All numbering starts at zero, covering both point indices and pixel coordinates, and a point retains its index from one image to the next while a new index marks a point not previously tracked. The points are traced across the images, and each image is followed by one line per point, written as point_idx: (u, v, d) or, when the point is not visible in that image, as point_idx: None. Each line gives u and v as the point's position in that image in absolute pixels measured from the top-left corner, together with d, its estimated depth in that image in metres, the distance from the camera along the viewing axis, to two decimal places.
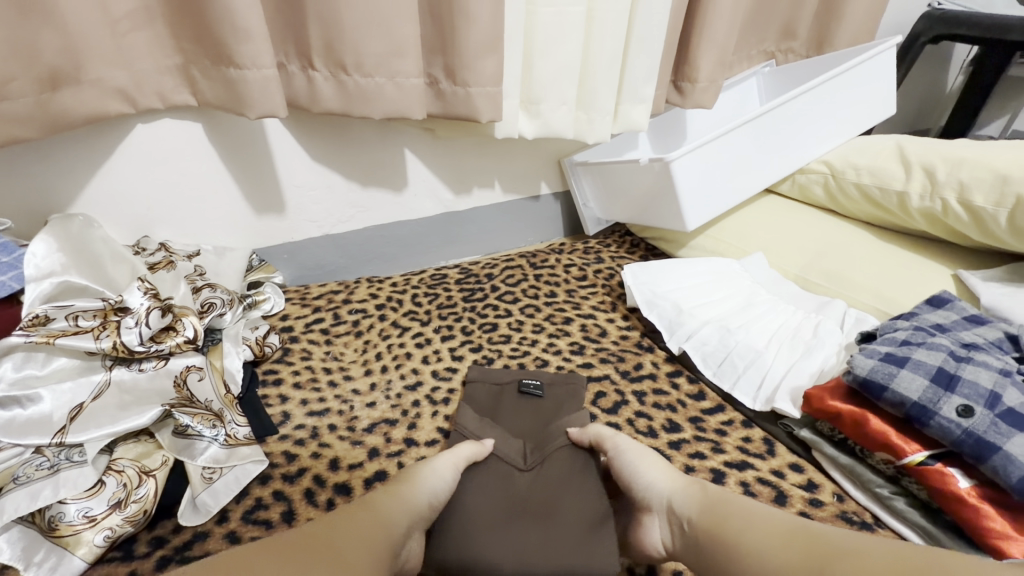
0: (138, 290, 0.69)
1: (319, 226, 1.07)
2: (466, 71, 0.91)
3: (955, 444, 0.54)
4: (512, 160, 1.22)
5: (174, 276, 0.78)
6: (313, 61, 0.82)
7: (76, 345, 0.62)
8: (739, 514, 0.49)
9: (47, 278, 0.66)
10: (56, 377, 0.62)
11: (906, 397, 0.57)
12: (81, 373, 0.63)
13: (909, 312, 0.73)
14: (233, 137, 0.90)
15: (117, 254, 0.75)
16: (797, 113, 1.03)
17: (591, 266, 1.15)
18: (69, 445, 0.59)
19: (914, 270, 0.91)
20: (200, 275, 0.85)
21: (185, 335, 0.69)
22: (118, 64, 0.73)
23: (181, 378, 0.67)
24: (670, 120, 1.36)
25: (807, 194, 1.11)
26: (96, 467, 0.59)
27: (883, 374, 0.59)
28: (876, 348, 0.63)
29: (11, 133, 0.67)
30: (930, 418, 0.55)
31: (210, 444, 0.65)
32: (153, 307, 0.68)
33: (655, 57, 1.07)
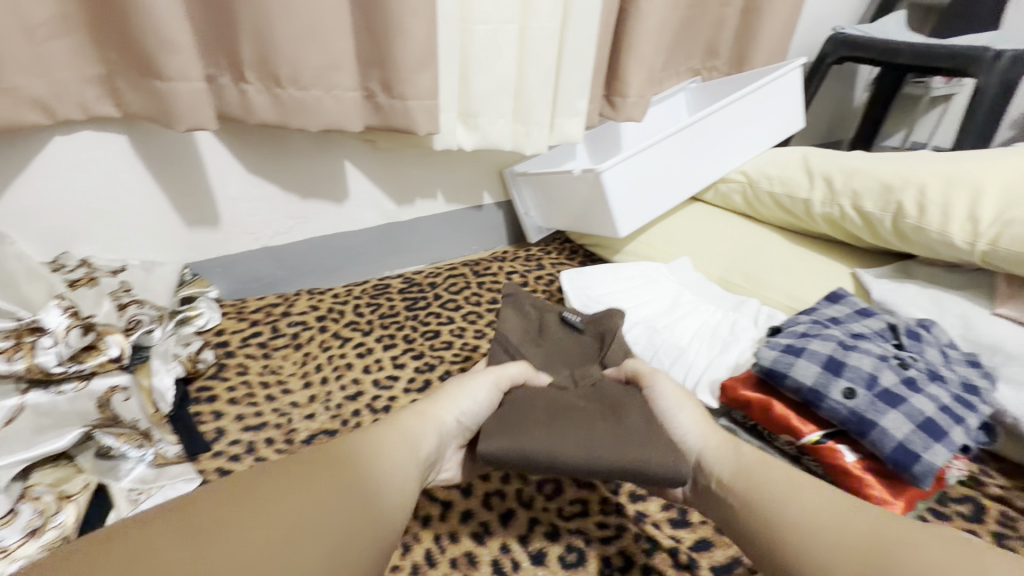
0: (55, 308, 0.65)
1: (256, 238, 1.05)
2: (404, 85, 0.92)
3: (842, 423, 0.61)
4: (454, 171, 1.25)
5: (96, 293, 0.77)
6: (246, 73, 0.82)
7: None
8: (773, 489, 0.51)
9: None
10: None
11: (802, 382, 0.63)
12: None
13: (810, 307, 0.81)
14: (161, 149, 0.88)
15: (32, 271, 0.73)
16: (716, 127, 1.12)
17: (532, 273, 1.20)
18: None
19: (819, 270, 1.00)
20: (126, 291, 0.82)
21: (109, 353, 0.67)
22: (33, 73, 0.70)
23: (104, 399, 0.65)
24: (605, 133, 1.43)
25: (728, 202, 1.20)
26: (10, 493, 0.57)
27: (783, 363, 0.65)
28: (779, 341, 0.70)
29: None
30: (822, 400, 0.62)
31: (137, 464, 0.64)
32: (72, 326, 0.65)
33: (587, 74, 1.13)
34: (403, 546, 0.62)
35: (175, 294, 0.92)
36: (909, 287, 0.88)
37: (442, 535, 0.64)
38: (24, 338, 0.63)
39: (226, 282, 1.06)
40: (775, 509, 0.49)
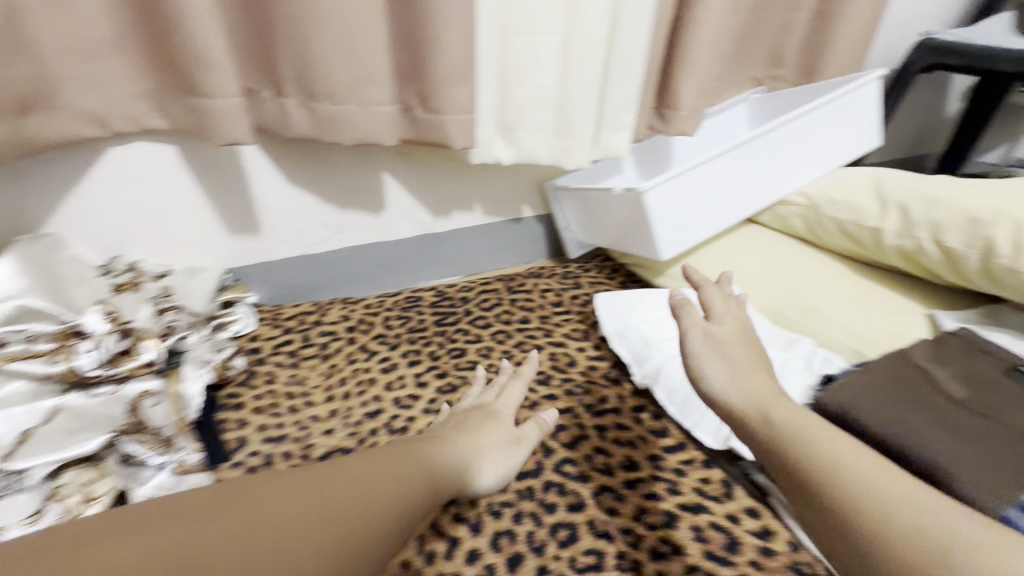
0: (98, 313, 0.72)
1: (295, 246, 1.07)
2: (439, 99, 0.90)
3: None
4: (493, 184, 1.22)
5: (138, 298, 0.79)
6: (284, 88, 0.82)
7: (32, 369, 0.65)
8: (841, 463, 0.50)
9: (7, 300, 0.67)
10: (9, 400, 0.65)
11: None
12: (32, 397, 0.66)
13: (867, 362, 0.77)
14: (208, 160, 0.90)
15: (79, 274, 0.77)
16: (773, 144, 1.03)
17: (568, 291, 1.15)
18: (16, 472, 0.61)
19: (889, 308, 0.89)
20: (166, 297, 0.83)
21: (144, 359, 0.72)
22: (90, 90, 0.75)
23: (134, 404, 0.69)
24: (656, 147, 1.36)
25: (787, 225, 1.11)
26: (42, 492, 0.61)
27: None
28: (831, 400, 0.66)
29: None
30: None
31: (158, 472, 0.67)
32: (112, 331, 0.71)
33: (632, 85, 1.07)
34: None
35: (214, 297, 0.93)
36: (1002, 335, 0.76)
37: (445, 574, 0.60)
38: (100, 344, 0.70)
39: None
40: (837, 474, 0.49)
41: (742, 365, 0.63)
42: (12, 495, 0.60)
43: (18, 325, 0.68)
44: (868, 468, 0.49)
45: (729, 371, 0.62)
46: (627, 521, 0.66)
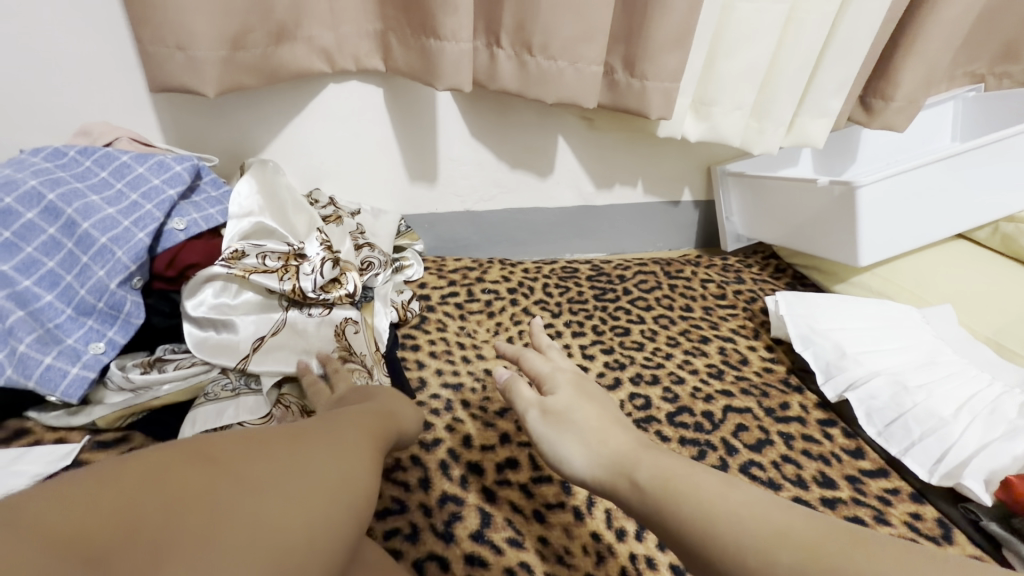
0: (316, 241, 0.76)
1: (463, 201, 1.08)
2: (648, 63, 0.85)
3: None
4: (662, 162, 1.15)
5: (341, 231, 0.84)
6: (501, 38, 0.80)
7: (265, 283, 0.69)
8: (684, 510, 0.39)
9: (245, 217, 0.73)
10: (243, 309, 0.70)
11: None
12: (262, 309, 0.71)
13: None
14: (406, 106, 0.92)
15: (297, 202, 0.80)
16: (1013, 150, 0.89)
17: (731, 285, 1.08)
18: (249, 374, 0.67)
19: None
20: (361, 233, 0.90)
21: (347, 289, 0.74)
22: (326, 25, 0.76)
23: (341, 328, 0.73)
24: (842, 141, 1.23)
25: (1012, 246, 0.97)
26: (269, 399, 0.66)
27: None
28: None
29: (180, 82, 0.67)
30: None
31: None
32: (326, 258, 0.74)
33: (852, 67, 0.96)
34: (598, 555, 0.57)
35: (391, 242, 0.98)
36: None
37: (637, 555, 0.57)
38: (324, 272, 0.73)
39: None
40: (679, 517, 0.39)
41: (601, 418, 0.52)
42: (242, 399, 0.66)
43: (256, 241, 0.72)
44: (705, 494, 0.39)
45: (583, 446, 0.49)
46: None
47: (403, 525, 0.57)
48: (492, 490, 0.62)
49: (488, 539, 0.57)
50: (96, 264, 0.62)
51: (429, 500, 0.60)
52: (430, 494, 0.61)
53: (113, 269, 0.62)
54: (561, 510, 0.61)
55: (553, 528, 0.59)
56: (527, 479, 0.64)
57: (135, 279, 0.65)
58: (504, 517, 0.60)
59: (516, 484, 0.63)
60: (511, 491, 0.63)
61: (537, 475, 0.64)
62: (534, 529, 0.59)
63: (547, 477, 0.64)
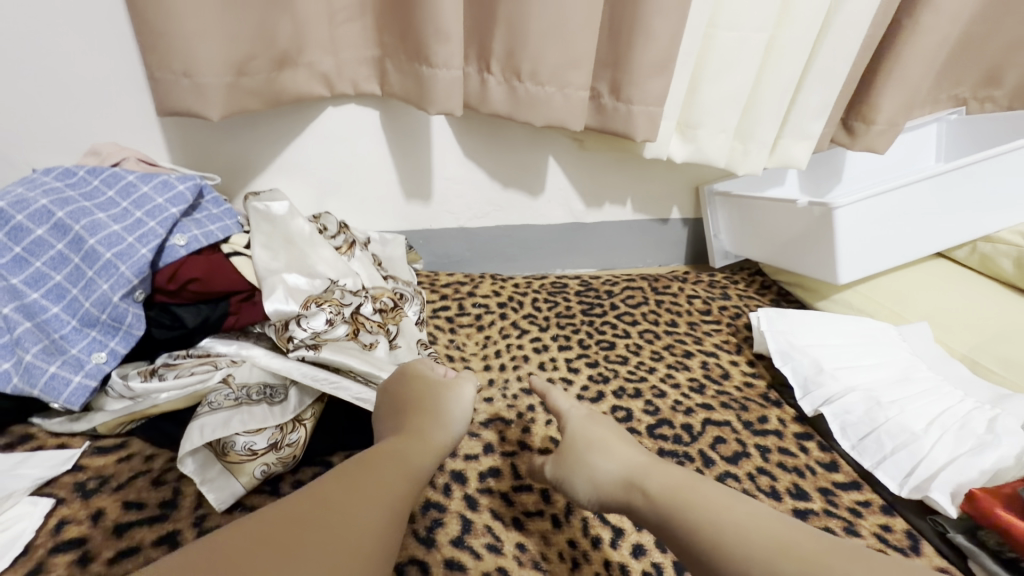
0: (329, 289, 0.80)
1: (456, 218, 1.11)
2: (633, 88, 0.89)
3: None
4: (651, 182, 1.18)
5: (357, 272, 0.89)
6: (492, 64, 0.85)
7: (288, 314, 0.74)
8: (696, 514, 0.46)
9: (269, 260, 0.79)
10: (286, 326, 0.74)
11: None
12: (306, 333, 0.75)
13: None
14: (402, 127, 0.96)
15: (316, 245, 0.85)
16: (988, 172, 0.92)
17: (717, 301, 1.10)
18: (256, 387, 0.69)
19: None
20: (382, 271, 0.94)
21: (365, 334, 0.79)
22: (326, 52, 0.80)
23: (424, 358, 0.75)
24: (828, 162, 1.26)
25: (989, 266, 0.99)
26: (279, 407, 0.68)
27: None
28: None
29: (186, 105, 0.71)
30: None
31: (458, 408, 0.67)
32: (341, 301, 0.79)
33: (832, 91, 0.99)
34: (573, 561, 0.59)
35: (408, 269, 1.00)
36: None
37: (611, 562, 0.60)
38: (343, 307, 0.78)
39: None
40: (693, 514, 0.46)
41: (605, 440, 0.60)
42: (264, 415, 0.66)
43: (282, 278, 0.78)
44: (716, 504, 0.46)
45: (602, 459, 0.57)
46: None
47: None
48: (474, 497, 0.65)
49: (468, 544, 0.59)
50: (101, 278, 0.65)
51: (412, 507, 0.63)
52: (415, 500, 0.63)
53: (116, 283, 0.65)
54: (540, 517, 0.63)
55: (531, 535, 0.61)
56: (508, 488, 0.66)
57: (137, 293, 0.68)
58: (484, 524, 0.62)
59: (497, 492, 0.66)
60: (492, 499, 0.65)
61: (517, 484, 0.67)
62: (512, 535, 0.61)
63: (527, 486, 0.67)
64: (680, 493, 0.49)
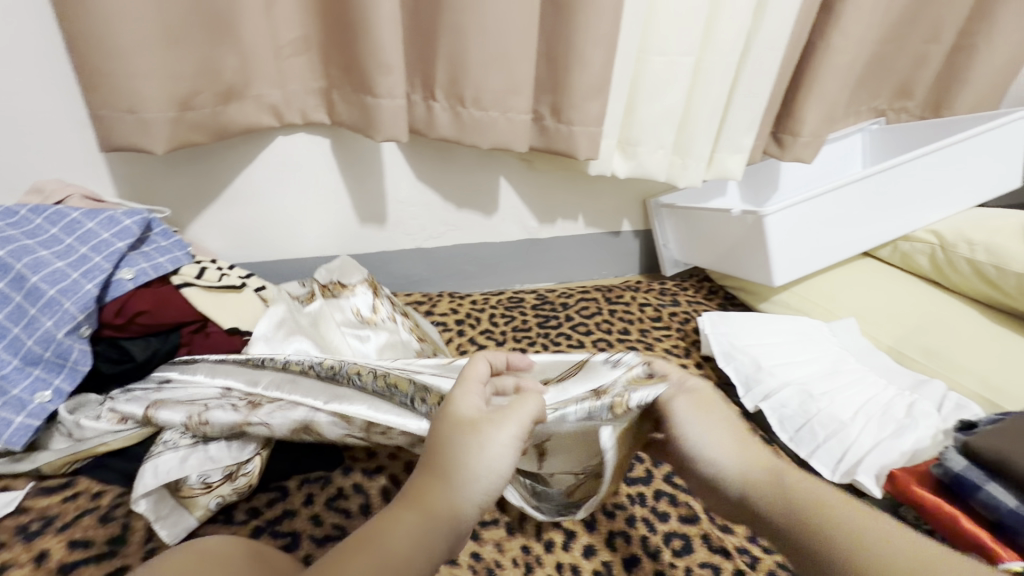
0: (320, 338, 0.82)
1: (412, 239, 1.14)
2: (573, 111, 0.94)
3: None
4: (600, 196, 1.23)
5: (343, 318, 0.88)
6: (436, 92, 0.88)
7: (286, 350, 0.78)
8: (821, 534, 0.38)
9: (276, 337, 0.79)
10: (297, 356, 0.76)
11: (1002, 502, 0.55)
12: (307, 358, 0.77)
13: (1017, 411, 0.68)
14: (353, 154, 0.98)
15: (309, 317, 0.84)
16: (900, 178, 1.01)
17: (667, 308, 1.16)
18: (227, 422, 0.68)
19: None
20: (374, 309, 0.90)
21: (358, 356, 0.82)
22: (273, 84, 0.83)
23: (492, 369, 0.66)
24: (764, 172, 1.35)
25: (909, 263, 1.07)
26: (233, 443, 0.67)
27: (977, 476, 0.58)
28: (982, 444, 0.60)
29: (131, 140, 0.72)
30: None
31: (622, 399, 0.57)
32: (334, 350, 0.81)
33: (759, 108, 1.07)
34: (526, 565, 0.61)
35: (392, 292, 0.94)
36: None
37: (563, 564, 0.62)
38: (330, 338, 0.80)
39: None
40: (818, 524, 0.39)
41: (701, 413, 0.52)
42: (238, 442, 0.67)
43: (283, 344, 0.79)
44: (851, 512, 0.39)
45: (719, 442, 0.49)
46: (741, 541, 0.66)
47: None
48: None
49: None
50: (44, 315, 0.65)
51: None
52: None
53: (60, 319, 0.65)
54: (494, 526, 0.65)
55: (485, 543, 0.63)
56: None
57: (83, 328, 0.68)
58: None
59: None
60: None
61: None
62: (467, 545, 0.63)
63: None
64: (828, 502, 0.40)
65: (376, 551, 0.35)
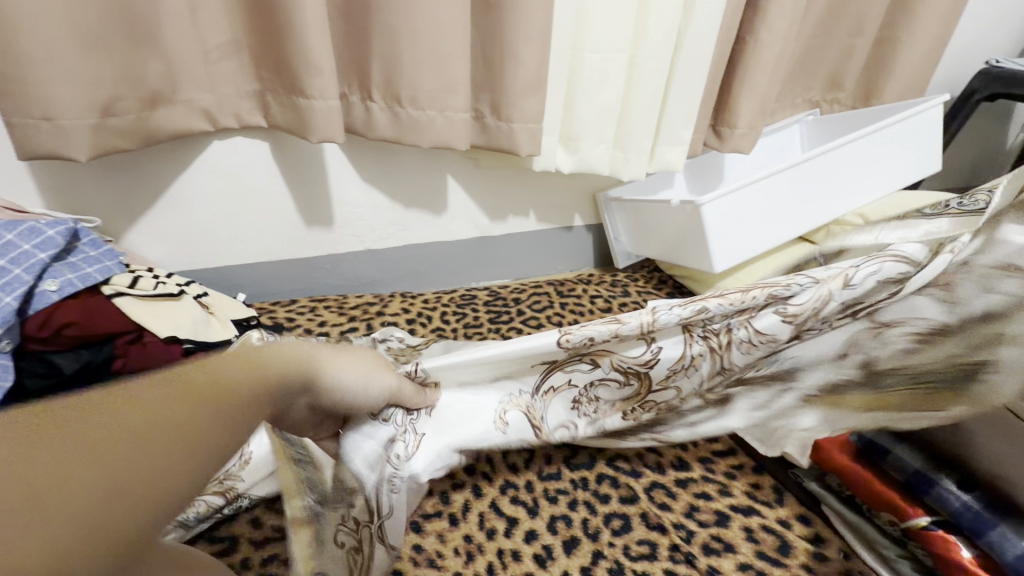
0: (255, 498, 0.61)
1: (362, 240, 1.13)
2: (511, 108, 0.96)
3: (952, 515, 0.55)
4: (549, 192, 1.26)
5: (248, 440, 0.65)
6: (372, 92, 0.89)
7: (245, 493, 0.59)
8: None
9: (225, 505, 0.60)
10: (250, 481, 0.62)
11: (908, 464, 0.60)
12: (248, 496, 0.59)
13: None
14: (294, 156, 0.98)
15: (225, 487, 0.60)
16: (827, 165, 1.06)
17: (617, 298, 1.18)
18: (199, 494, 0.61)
19: None
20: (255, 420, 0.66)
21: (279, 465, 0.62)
22: (203, 88, 0.81)
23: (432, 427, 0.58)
24: (709, 163, 1.39)
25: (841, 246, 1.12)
26: None
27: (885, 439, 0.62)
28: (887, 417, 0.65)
29: (50, 148, 0.71)
30: (930, 486, 0.57)
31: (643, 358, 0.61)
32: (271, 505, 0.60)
33: (694, 101, 1.10)
34: (467, 554, 0.62)
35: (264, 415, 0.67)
36: None
37: (504, 549, 0.63)
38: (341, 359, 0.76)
39: (268, 294, 1.12)
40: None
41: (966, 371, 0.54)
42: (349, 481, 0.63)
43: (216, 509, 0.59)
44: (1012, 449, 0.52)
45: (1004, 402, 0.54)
46: (679, 517, 0.69)
47: (281, 552, 0.62)
48: None
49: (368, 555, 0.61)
50: None
51: None
52: None
53: None
54: (437, 518, 0.66)
55: (427, 535, 0.64)
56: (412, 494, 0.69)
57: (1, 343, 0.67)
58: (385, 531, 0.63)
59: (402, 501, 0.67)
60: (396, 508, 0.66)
61: (418, 490, 0.69)
62: (411, 538, 0.64)
63: (428, 491, 0.69)
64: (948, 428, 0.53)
65: (150, 431, 0.31)
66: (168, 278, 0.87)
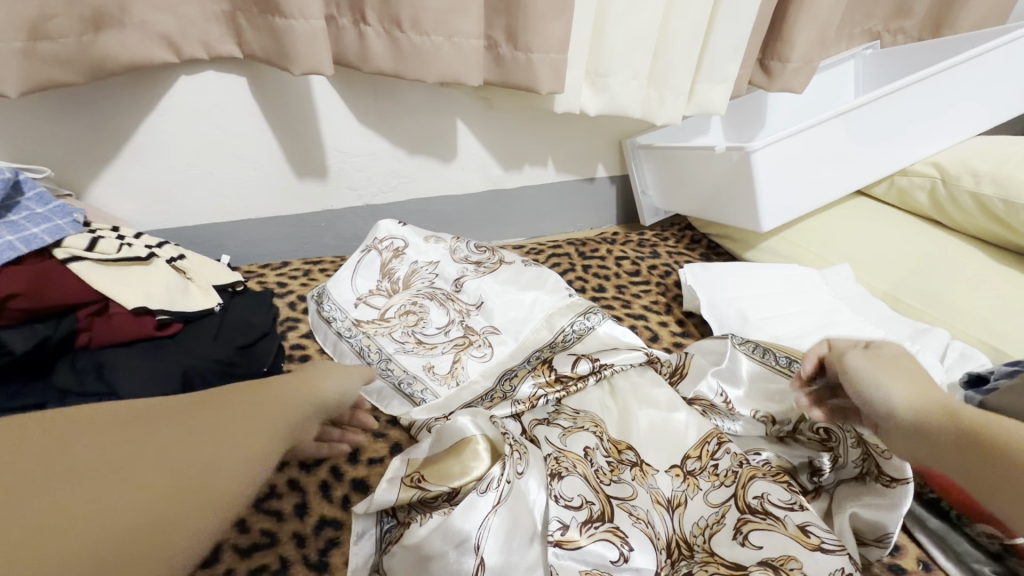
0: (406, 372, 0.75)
1: (360, 195, 1.00)
2: (530, 34, 0.80)
3: None
4: (571, 138, 1.10)
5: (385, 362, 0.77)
6: (366, 14, 0.73)
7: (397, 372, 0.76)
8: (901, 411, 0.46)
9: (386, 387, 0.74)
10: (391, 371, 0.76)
11: None
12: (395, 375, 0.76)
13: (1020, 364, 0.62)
14: (276, 97, 0.84)
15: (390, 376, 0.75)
16: (900, 105, 0.90)
17: (646, 260, 1.05)
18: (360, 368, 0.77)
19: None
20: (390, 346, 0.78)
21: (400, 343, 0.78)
22: (160, 7, 0.67)
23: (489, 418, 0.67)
24: (750, 105, 1.22)
25: (907, 200, 0.99)
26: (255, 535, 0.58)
27: None
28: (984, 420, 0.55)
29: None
30: None
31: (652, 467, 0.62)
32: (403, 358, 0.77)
33: (747, 29, 0.92)
34: None
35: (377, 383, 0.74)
36: None
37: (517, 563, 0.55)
38: (365, 350, 0.78)
39: (256, 256, 1.00)
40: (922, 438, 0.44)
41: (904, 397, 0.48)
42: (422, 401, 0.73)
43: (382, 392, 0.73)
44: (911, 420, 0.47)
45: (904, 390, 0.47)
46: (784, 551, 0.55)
47: (271, 561, 0.55)
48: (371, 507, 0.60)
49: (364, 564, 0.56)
50: None
51: (304, 528, 0.59)
52: (307, 521, 0.59)
53: None
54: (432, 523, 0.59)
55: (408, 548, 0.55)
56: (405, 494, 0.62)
57: None
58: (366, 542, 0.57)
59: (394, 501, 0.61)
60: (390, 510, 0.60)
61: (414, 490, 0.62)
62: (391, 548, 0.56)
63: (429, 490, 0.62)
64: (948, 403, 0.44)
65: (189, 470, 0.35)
66: (136, 239, 0.75)
